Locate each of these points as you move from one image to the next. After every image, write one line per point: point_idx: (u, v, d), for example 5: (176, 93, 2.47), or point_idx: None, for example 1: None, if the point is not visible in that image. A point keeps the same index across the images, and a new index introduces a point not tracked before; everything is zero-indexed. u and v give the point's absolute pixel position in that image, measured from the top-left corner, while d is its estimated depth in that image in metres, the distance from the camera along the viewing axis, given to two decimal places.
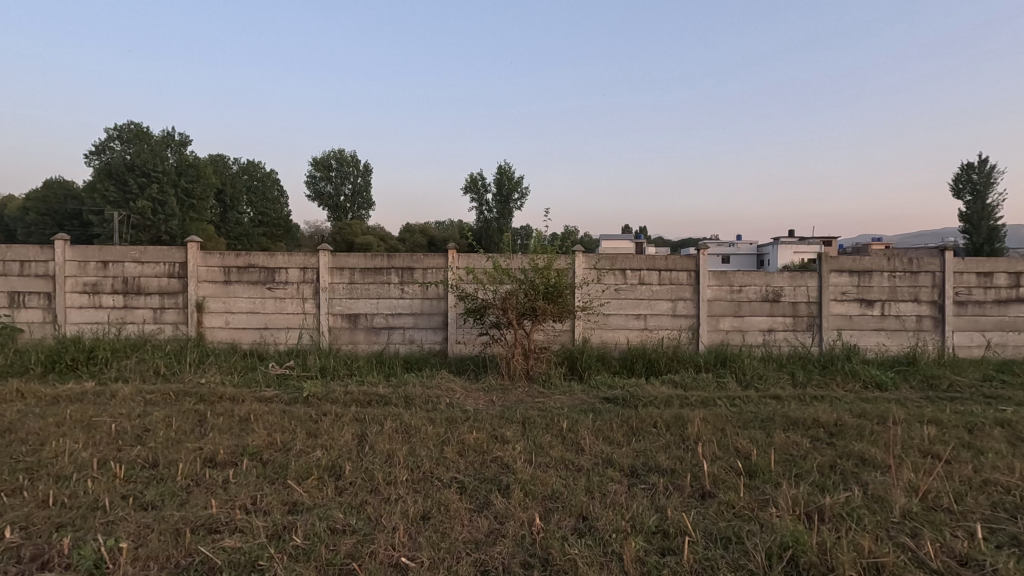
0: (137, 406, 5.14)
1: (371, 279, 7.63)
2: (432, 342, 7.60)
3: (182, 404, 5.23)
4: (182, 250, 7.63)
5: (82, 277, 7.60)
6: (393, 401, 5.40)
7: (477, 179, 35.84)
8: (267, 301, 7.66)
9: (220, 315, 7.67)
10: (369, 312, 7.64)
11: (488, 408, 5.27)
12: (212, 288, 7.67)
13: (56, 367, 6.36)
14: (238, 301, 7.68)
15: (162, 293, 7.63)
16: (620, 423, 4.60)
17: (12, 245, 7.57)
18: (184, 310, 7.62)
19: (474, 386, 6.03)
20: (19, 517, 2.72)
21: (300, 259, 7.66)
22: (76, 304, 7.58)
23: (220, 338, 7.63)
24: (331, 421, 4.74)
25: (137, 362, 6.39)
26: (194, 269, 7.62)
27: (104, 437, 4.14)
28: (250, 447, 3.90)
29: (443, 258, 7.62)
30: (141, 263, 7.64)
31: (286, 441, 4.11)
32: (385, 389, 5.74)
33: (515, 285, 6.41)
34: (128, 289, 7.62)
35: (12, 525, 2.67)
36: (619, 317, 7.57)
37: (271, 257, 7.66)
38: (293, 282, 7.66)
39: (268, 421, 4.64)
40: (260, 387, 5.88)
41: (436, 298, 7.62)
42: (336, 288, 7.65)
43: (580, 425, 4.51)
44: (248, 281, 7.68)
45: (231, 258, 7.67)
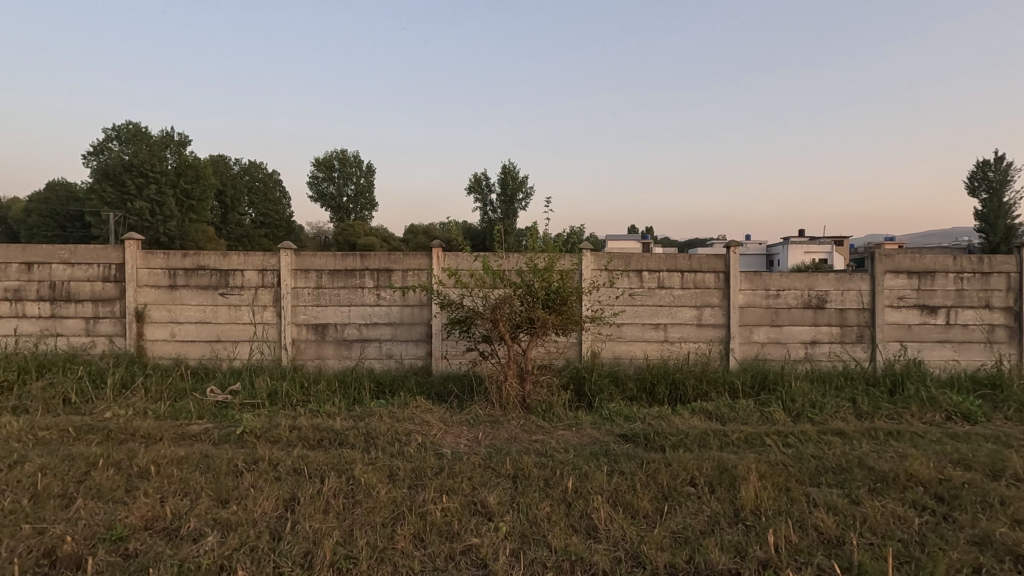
0: (14, 448, 3.96)
1: (341, 283, 6.43)
2: (413, 357, 6.40)
3: (75, 445, 4.04)
4: (119, 249, 6.44)
5: (3, 281, 6.43)
6: (348, 442, 4.20)
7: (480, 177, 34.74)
8: (220, 309, 6.46)
9: (164, 325, 6.46)
10: (338, 322, 6.44)
11: (470, 450, 4.05)
12: (155, 294, 6.46)
13: None
14: (186, 309, 6.46)
15: (96, 300, 6.45)
16: (647, 479, 3.39)
17: None
18: (122, 320, 6.43)
19: (456, 417, 4.83)
20: None
21: (257, 260, 6.45)
22: None
23: (163, 353, 6.44)
24: (257, 473, 3.54)
25: (45, 387, 5.23)
26: (133, 271, 6.41)
27: None
28: (114, 529, 2.71)
29: (425, 258, 6.42)
30: (72, 265, 6.46)
31: (176, 515, 2.91)
32: (342, 424, 4.54)
33: (509, 290, 5.18)
34: (56, 296, 6.44)
35: None
36: (634, 328, 6.36)
37: (223, 257, 6.45)
38: (250, 286, 6.46)
39: (169, 477, 3.43)
40: (188, 421, 4.71)
41: (418, 306, 6.42)
42: (300, 294, 6.46)
43: (592, 483, 3.30)
44: (198, 286, 6.46)
45: (177, 259, 6.45)
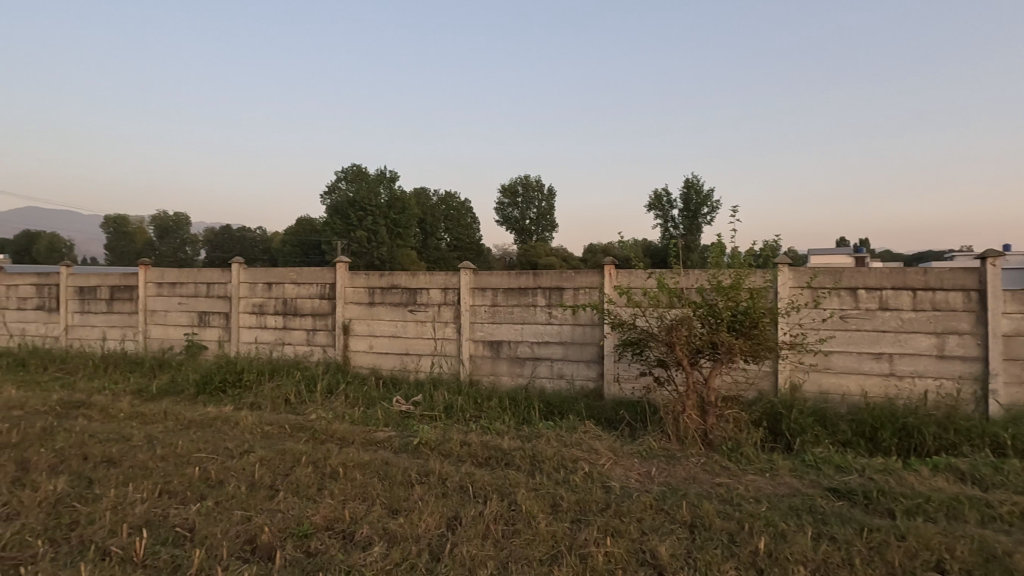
0: (246, 439, 4.68)
1: (514, 301, 6.51)
2: (585, 379, 6.17)
3: (288, 441, 4.63)
4: (332, 270, 7.40)
5: (252, 297, 7.84)
6: (514, 464, 4.12)
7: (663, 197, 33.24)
8: (409, 324, 7.00)
9: (364, 338, 7.22)
10: (512, 339, 6.51)
11: (641, 488, 3.66)
12: (358, 310, 7.26)
13: (207, 389, 6.48)
14: (381, 324, 7.14)
15: (314, 314, 7.48)
16: (868, 554, 2.66)
17: (202, 268, 8.14)
18: (333, 332, 7.36)
19: (626, 447, 4.46)
20: None
21: (440, 279, 6.86)
22: (247, 324, 7.85)
23: (363, 363, 7.19)
24: (427, 486, 3.63)
25: (273, 388, 6.20)
26: (342, 290, 7.31)
27: (176, 482, 3.59)
28: (302, 526, 2.97)
29: (597, 276, 6.19)
30: (298, 284, 7.59)
31: (352, 519, 3.09)
32: (510, 444, 4.50)
33: (687, 310, 4.66)
34: (287, 310, 7.63)
35: None
36: (847, 357, 5.29)
37: (412, 276, 6.99)
38: (434, 304, 6.88)
39: (353, 480, 3.70)
40: (376, 428, 5.14)
41: (590, 325, 6.19)
42: (477, 311, 6.69)
43: (790, 549, 2.70)
44: (391, 303, 7.09)
45: (375, 278, 7.18)
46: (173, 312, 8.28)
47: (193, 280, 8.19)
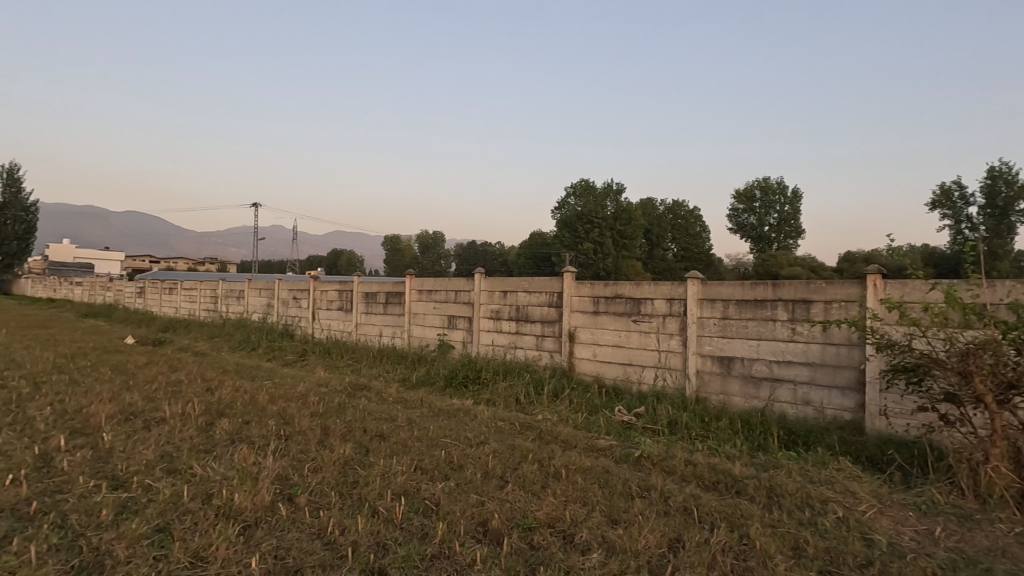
0: (482, 431, 5.19)
1: (749, 315, 5.90)
2: (839, 408, 5.25)
3: (517, 438, 4.98)
4: (560, 280, 7.75)
5: (490, 304, 8.68)
6: (747, 493, 3.71)
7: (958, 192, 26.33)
8: (632, 334, 6.90)
9: (588, 346, 7.37)
10: (746, 356, 5.91)
11: (919, 549, 2.94)
12: (583, 318, 7.45)
13: (454, 383, 7.39)
14: (605, 333, 7.19)
15: (543, 321, 7.93)
16: None
17: (452, 278, 9.34)
18: (559, 339, 7.69)
19: (897, 496, 3.66)
20: (284, 544, 2.82)
21: (666, 289, 6.61)
22: (486, 328, 8.72)
23: (587, 370, 7.33)
24: (647, 502, 3.51)
25: (506, 388, 6.77)
26: (568, 299, 7.59)
27: (427, 461, 4.17)
28: (527, 519, 3.15)
29: (857, 287, 5.23)
30: (529, 292, 8.15)
31: (573, 521, 3.16)
32: (742, 470, 4.08)
33: (991, 332, 3.61)
34: (519, 316, 8.25)
35: (274, 551, 2.77)
36: None
37: (637, 286, 6.88)
38: (659, 315, 6.67)
39: (574, 483, 3.79)
40: (598, 435, 5.19)
41: (846, 345, 5.25)
42: (706, 324, 6.25)
43: None
44: (615, 312, 7.10)
45: (600, 288, 7.27)
46: (429, 315, 9.67)
47: (445, 288, 9.45)
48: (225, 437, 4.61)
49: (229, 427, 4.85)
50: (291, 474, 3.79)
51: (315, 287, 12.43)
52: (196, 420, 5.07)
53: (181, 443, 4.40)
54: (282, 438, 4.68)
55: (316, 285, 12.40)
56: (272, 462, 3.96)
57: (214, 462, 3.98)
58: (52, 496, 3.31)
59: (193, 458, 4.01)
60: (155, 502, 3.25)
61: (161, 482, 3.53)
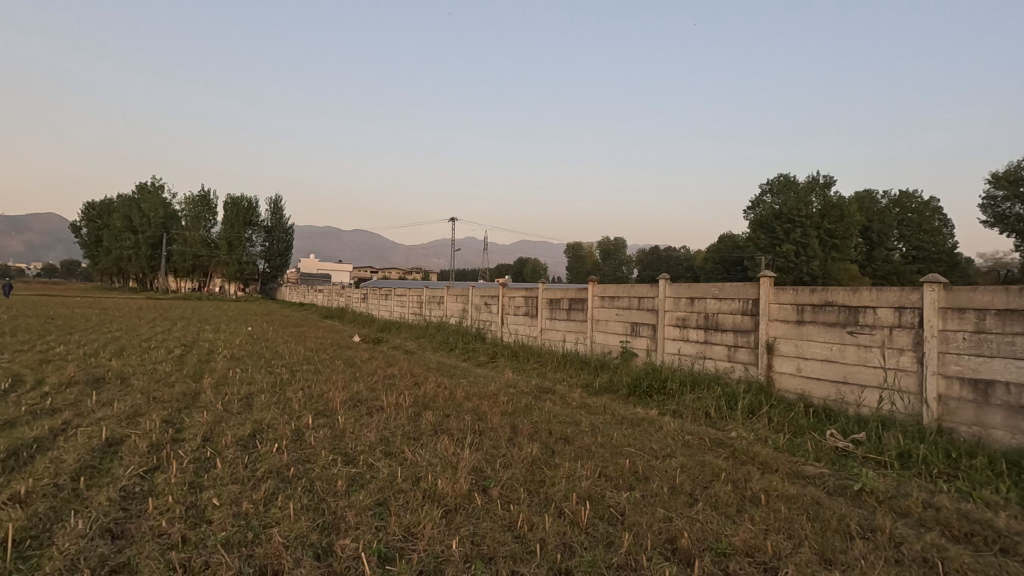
0: (669, 443, 4.98)
1: (1018, 328, 4.68)
2: None
3: (708, 454, 4.67)
4: (755, 286, 7.08)
5: (676, 311, 8.31)
6: (1019, 553, 2.94)
7: None
8: (848, 348, 5.99)
9: (791, 359, 6.59)
10: (1013, 381, 4.70)
11: None
12: (784, 329, 6.70)
13: (637, 392, 7.24)
14: (812, 345, 6.37)
15: (736, 330, 7.33)
16: None
17: (635, 284, 9.16)
18: (755, 350, 7.03)
19: None
20: (479, 532, 3.05)
21: (893, 296, 5.60)
22: (671, 336, 8.36)
23: (789, 387, 6.57)
24: (872, 545, 3.00)
25: (695, 400, 6.41)
26: (766, 306, 6.90)
27: (611, 469, 4.13)
28: (720, 543, 2.93)
29: None
30: (720, 299, 7.60)
31: (775, 553, 2.85)
32: (1010, 524, 3.25)
33: None
34: (708, 324, 7.74)
35: (470, 536, 3.01)
36: None
37: (853, 292, 5.96)
38: (883, 326, 5.68)
39: (776, 511, 3.41)
40: (805, 461, 4.61)
41: None
42: (951, 339, 5.13)
43: None
44: (825, 322, 6.24)
45: (805, 294, 6.46)
46: (612, 322, 9.62)
47: (628, 294, 9.31)
48: (429, 427, 5.15)
49: (433, 419, 5.42)
50: (485, 467, 4.08)
51: (504, 293, 13.25)
52: (407, 411, 5.77)
53: (395, 429, 5.05)
54: (476, 433, 5.07)
55: (505, 291, 13.21)
56: (468, 454, 4.31)
57: (421, 449, 4.47)
58: (304, 464, 4.05)
59: (404, 444, 4.57)
60: (376, 479, 3.77)
61: (381, 462, 4.09)
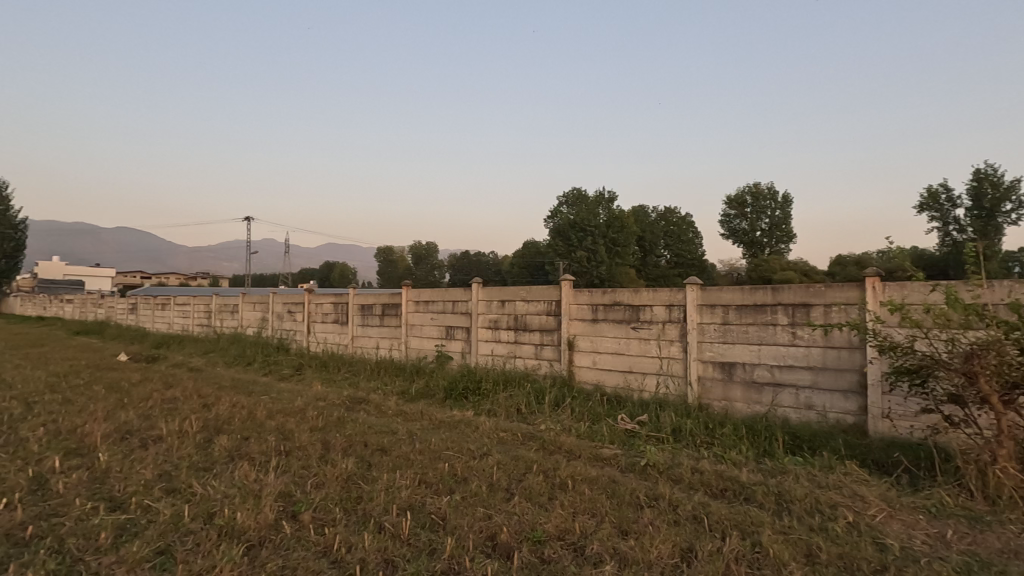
0: (485, 442, 5.13)
1: (749, 320, 5.89)
2: (842, 411, 5.24)
3: (521, 449, 4.93)
4: (558, 288, 7.72)
5: (488, 314, 8.64)
6: (756, 500, 3.68)
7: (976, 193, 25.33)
8: (632, 341, 6.88)
9: (588, 354, 7.33)
10: (747, 362, 5.89)
11: (933, 554, 2.91)
12: (582, 327, 7.42)
13: (453, 394, 7.35)
14: (604, 341, 7.16)
15: (541, 330, 7.89)
16: None
17: (449, 288, 9.30)
18: (558, 347, 7.65)
19: (906, 499, 3.63)
20: (290, 564, 2.77)
21: (665, 295, 6.59)
22: (484, 337, 8.67)
23: (587, 379, 7.31)
24: (657, 511, 3.47)
25: (507, 398, 6.74)
26: (567, 307, 7.56)
27: (431, 474, 4.11)
28: (536, 532, 3.11)
29: (856, 290, 5.23)
30: (527, 301, 8.12)
31: (583, 533, 3.12)
32: (749, 477, 4.05)
33: (995, 333, 3.57)
34: (517, 326, 8.21)
35: (280, 570, 2.72)
36: None
37: (636, 293, 6.86)
38: (658, 321, 6.65)
39: (581, 494, 3.74)
40: (602, 444, 5.16)
41: (847, 348, 5.25)
42: (706, 330, 6.23)
43: None
44: (614, 319, 7.07)
45: (598, 295, 7.25)
46: (427, 326, 9.61)
47: (442, 298, 9.40)
48: (224, 454, 4.53)
49: (228, 443, 4.78)
50: (294, 491, 3.73)
51: (310, 299, 12.35)
52: (194, 438, 4.99)
53: (179, 461, 4.32)
54: (282, 454, 4.61)
55: (312, 297, 12.32)
56: (273, 479, 3.89)
57: (215, 480, 3.91)
58: (50, 519, 3.23)
59: (192, 476, 3.94)
60: (156, 523, 3.18)
61: (161, 502, 3.46)
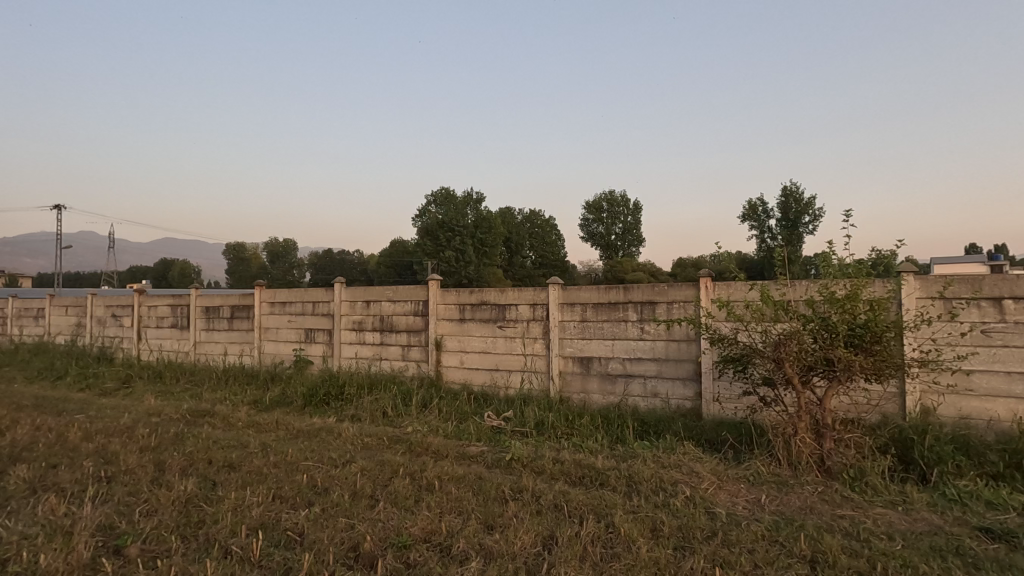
0: (348, 449, 4.91)
1: (605, 317, 6.34)
2: (681, 398, 5.85)
3: (386, 453, 4.79)
4: (425, 288, 7.63)
5: (352, 315, 8.28)
6: (610, 484, 3.97)
7: (784, 207, 29.83)
8: (499, 340, 7.04)
9: (456, 353, 7.36)
10: (603, 356, 6.33)
11: (751, 516, 3.37)
12: (450, 326, 7.42)
13: (313, 401, 6.92)
14: (472, 340, 7.24)
15: (408, 330, 7.75)
16: None
17: (308, 288, 8.74)
18: (426, 348, 7.57)
19: (731, 471, 4.17)
20: None
21: (529, 295, 6.84)
22: (347, 340, 8.29)
23: (455, 378, 7.33)
24: (521, 503, 3.58)
25: (372, 402, 6.52)
26: (435, 306, 7.51)
27: (287, 488, 3.82)
28: (402, 537, 3.04)
29: (693, 289, 5.87)
30: (393, 302, 7.92)
31: (449, 532, 3.12)
32: (604, 463, 4.36)
33: (796, 324, 4.23)
34: (383, 327, 7.97)
35: None
36: (994, 378, 4.53)
37: (502, 293, 7.03)
38: (523, 320, 6.88)
39: (448, 493, 3.74)
40: (469, 442, 5.21)
41: (685, 341, 5.88)
42: (566, 327, 6.58)
43: None
44: (481, 319, 7.18)
45: (466, 295, 7.30)
46: (284, 329, 8.94)
47: (301, 299, 8.81)
48: (22, 486, 3.79)
49: (29, 474, 4.02)
50: (118, 522, 3.24)
51: (141, 302, 10.84)
52: None
53: None
54: (103, 481, 3.99)
55: (143, 299, 10.82)
56: (91, 510, 3.35)
57: (9, 518, 3.25)
58: None
59: None
60: None
61: None
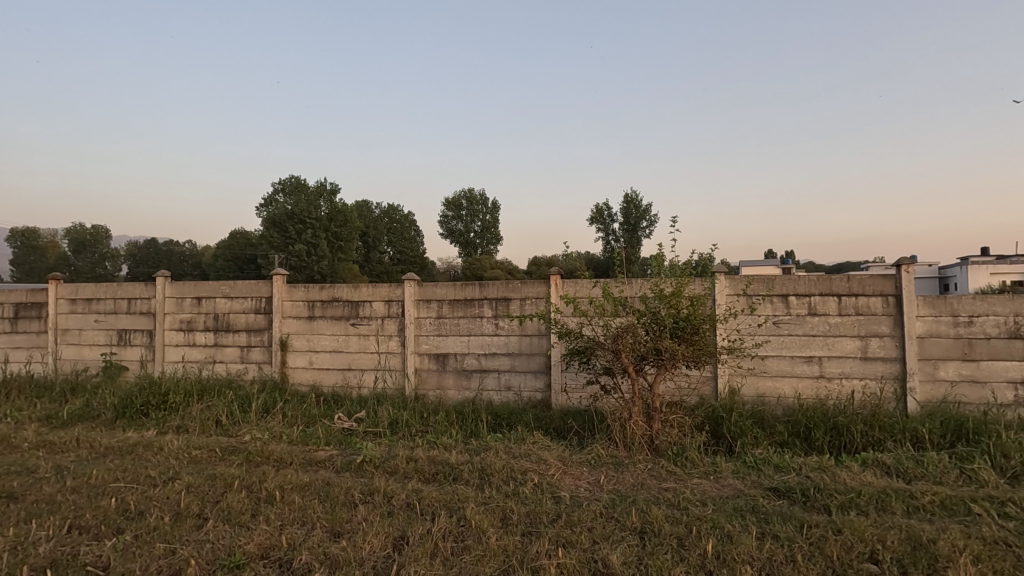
0: (171, 465, 4.33)
1: (460, 313, 6.39)
2: (532, 390, 6.12)
3: (219, 465, 4.33)
4: (268, 284, 7.02)
5: (179, 313, 7.33)
6: (462, 478, 4.01)
7: (626, 211, 32.64)
8: (351, 338, 6.73)
9: (304, 354, 6.89)
10: (458, 352, 6.38)
11: (591, 497, 3.63)
12: (297, 325, 6.93)
13: (127, 412, 6.01)
14: (322, 339, 6.83)
15: (248, 330, 7.07)
16: (806, 562, 2.74)
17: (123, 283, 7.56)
18: (269, 348, 6.97)
19: (575, 457, 4.45)
20: None
21: (384, 291, 6.63)
22: (173, 341, 7.33)
23: (302, 380, 6.86)
24: (371, 507, 3.46)
25: (203, 410, 5.84)
26: (280, 303, 6.94)
27: (88, 516, 3.26)
28: (234, 556, 2.77)
29: (544, 285, 6.17)
30: (230, 299, 7.17)
31: (290, 545, 2.90)
32: (458, 458, 4.39)
33: (631, 318, 4.65)
34: (218, 326, 7.18)
35: None
36: (782, 361, 5.42)
37: (355, 289, 6.73)
38: (377, 316, 6.66)
39: (290, 504, 3.48)
40: (316, 447, 4.91)
41: (536, 336, 6.16)
42: (422, 324, 6.51)
43: (734, 562, 2.74)
44: (333, 316, 6.81)
45: (315, 291, 6.87)
46: (89, 331, 7.64)
47: (112, 296, 7.59)
48: None
49: None
50: None
51: None
52: None
53: None
54: None
55: None
56: None
57: None
58: None
59: None
60: None
61: None
